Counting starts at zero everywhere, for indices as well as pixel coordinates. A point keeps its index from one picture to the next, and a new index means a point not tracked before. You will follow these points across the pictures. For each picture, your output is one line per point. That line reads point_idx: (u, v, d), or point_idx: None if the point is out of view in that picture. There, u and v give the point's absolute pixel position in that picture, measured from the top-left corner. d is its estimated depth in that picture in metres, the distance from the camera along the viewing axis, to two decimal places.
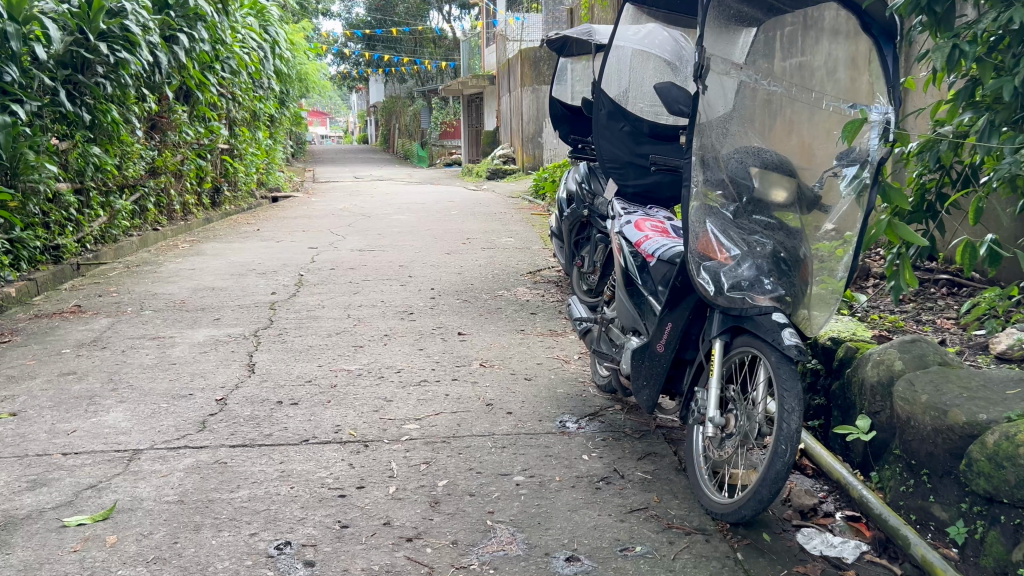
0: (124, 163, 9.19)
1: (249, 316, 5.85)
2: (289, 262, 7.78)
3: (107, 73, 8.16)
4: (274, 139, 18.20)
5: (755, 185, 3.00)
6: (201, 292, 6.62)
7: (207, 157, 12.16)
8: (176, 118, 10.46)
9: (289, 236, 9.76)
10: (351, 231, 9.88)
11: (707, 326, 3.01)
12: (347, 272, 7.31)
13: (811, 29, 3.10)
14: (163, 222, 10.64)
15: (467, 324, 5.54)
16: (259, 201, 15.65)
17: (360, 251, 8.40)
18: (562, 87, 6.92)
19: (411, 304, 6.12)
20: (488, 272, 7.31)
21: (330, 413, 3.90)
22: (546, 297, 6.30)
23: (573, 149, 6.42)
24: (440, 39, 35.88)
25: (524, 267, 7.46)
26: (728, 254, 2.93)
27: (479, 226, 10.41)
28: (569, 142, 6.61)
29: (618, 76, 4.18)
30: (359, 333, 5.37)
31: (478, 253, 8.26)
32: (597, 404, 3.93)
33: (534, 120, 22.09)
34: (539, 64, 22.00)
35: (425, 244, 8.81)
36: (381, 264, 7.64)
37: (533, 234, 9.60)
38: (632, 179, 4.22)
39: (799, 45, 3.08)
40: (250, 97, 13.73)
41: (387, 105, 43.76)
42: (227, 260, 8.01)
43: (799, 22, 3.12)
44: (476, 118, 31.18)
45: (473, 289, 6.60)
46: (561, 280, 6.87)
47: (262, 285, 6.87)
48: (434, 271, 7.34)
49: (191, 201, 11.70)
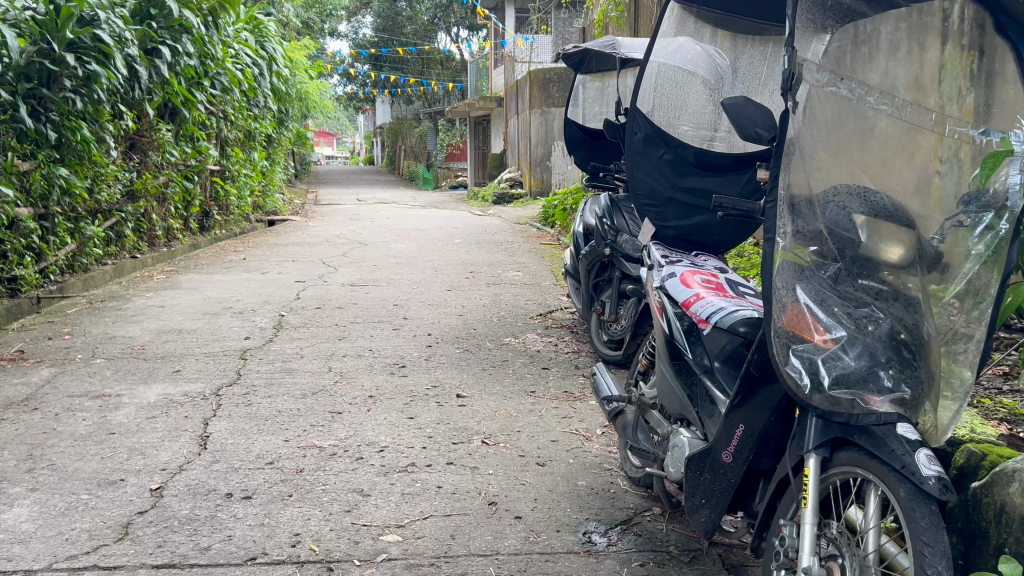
0: (97, 186, 8.45)
1: (214, 369, 5.03)
2: (271, 299, 6.98)
3: (77, 87, 7.48)
4: (271, 160, 17.50)
5: (862, 239, 2.18)
6: (165, 337, 5.81)
7: (194, 178, 11.41)
8: (158, 137, 9.74)
9: (277, 266, 8.97)
10: (345, 262, 9.08)
11: (795, 432, 2.19)
12: (334, 313, 6.49)
13: (861, 47, 2.25)
14: (143, 249, 9.88)
15: (468, 383, 4.70)
16: (252, 225, 14.88)
17: (352, 287, 7.59)
18: (578, 106, 6.16)
19: (403, 355, 5.30)
20: (493, 313, 6.50)
21: (289, 515, 3.06)
22: (559, 347, 5.47)
23: (589, 176, 5.71)
24: (448, 61, 35.41)
25: (533, 309, 6.65)
26: (828, 336, 2.11)
27: (483, 257, 9.60)
28: (587, 170, 5.79)
29: (657, 96, 3.39)
30: (340, 393, 4.54)
31: (482, 290, 7.45)
32: (630, 507, 3.09)
33: (543, 144, 21.38)
34: (548, 87, 21.33)
35: (424, 279, 8.01)
36: (373, 303, 6.82)
37: (543, 268, 8.80)
38: (675, 218, 3.41)
39: (850, 65, 2.25)
40: (243, 116, 13.02)
41: (393, 126, 43.21)
42: (203, 296, 7.20)
43: (848, 36, 2.25)
44: (483, 140, 30.55)
45: (476, 336, 5.76)
46: (572, 326, 6.05)
47: (237, 327, 6.06)
48: (432, 312, 6.52)
49: (175, 226, 10.94)
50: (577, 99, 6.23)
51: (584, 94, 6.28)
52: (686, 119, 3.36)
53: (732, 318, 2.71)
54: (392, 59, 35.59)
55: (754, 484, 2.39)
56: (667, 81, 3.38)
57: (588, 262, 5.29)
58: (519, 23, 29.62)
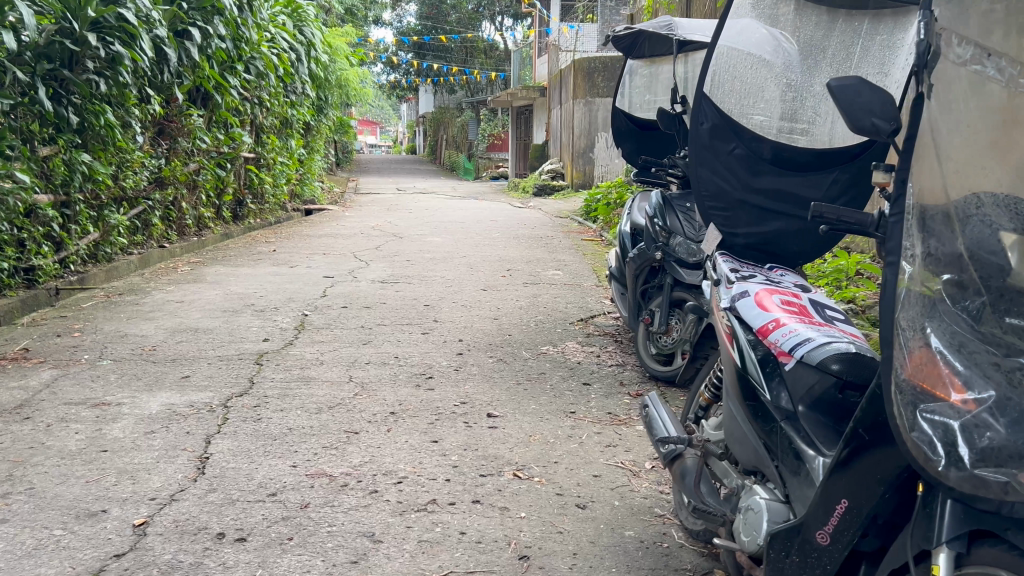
0: (122, 173, 8.15)
1: (226, 375, 4.62)
2: (296, 296, 6.57)
3: (101, 69, 7.20)
4: (309, 148, 17.18)
5: (1011, 261, 1.65)
6: (179, 337, 5.42)
7: (227, 166, 11.10)
8: (187, 122, 9.43)
9: (307, 259, 8.59)
10: (377, 256, 8.67)
11: (917, 517, 1.68)
12: (360, 312, 6.07)
13: (980, 20, 1.66)
14: (172, 238, 9.59)
15: (500, 400, 4.22)
16: (288, 215, 14.58)
17: (382, 284, 7.17)
18: (624, 96, 5.73)
19: (431, 364, 4.84)
20: (530, 317, 6.01)
21: (286, 565, 2.62)
22: (601, 359, 4.97)
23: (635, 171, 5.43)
24: (491, 50, 34.91)
25: (574, 312, 6.16)
26: (969, 396, 1.58)
27: (521, 253, 9.11)
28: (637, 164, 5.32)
29: (730, 80, 2.86)
30: (358, 408, 4.10)
31: (519, 291, 6.97)
32: (688, 570, 2.61)
33: (586, 135, 20.85)
34: (593, 75, 20.80)
35: (458, 277, 7.55)
36: (402, 303, 6.38)
37: (584, 267, 8.29)
38: (747, 224, 2.88)
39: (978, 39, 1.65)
40: (278, 102, 12.69)
41: (435, 115, 42.88)
42: (226, 291, 6.83)
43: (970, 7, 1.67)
44: (526, 130, 30.06)
45: (511, 343, 5.29)
46: (612, 334, 5.56)
47: (257, 327, 5.66)
48: (465, 314, 6.05)
49: (207, 215, 10.65)
50: (624, 87, 5.76)
51: (635, 81, 5.76)
52: (763, 106, 2.84)
53: (822, 355, 2.22)
54: (435, 48, 35.25)
55: (857, 570, 1.89)
56: (744, 63, 2.86)
57: (634, 266, 4.77)
58: (564, 11, 29.00)
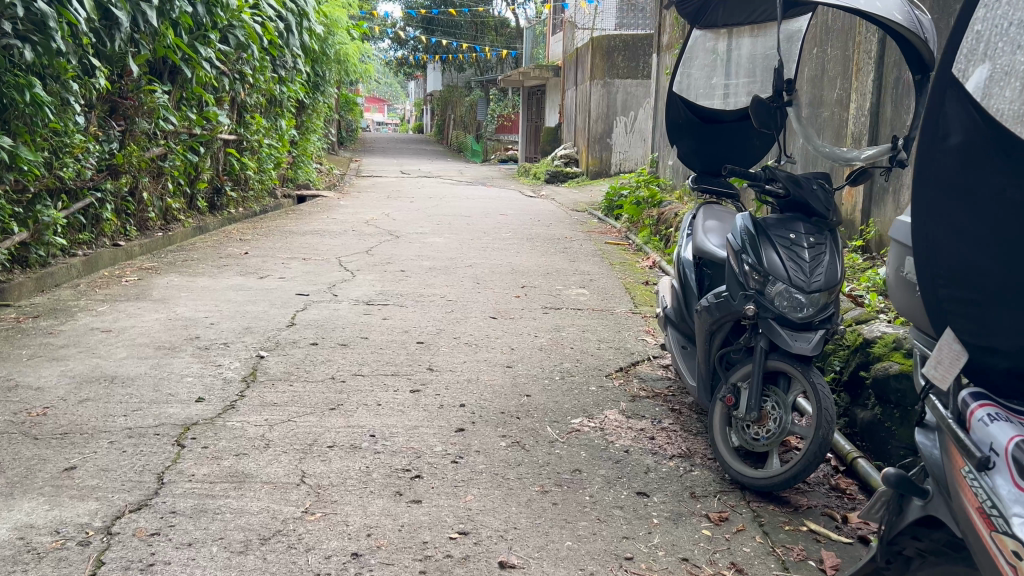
0: (59, 160, 6.73)
1: (127, 469, 3.23)
2: (256, 326, 5.18)
3: (26, 33, 5.82)
4: (305, 128, 15.73)
5: None
6: (86, 393, 4.03)
7: (200, 150, 9.71)
8: (148, 100, 8.03)
9: (281, 267, 7.20)
10: (367, 265, 7.26)
11: None
12: (334, 354, 4.67)
13: None
14: (130, 233, 8.22)
15: (519, 529, 2.83)
16: (277, 203, 13.16)
17: (368, 306, 5.77)
18: (683, 77, 4.68)
19: (421, 449, 3.47)
20: (553, 364, 4.62)
21: None
22: (655, 443, 3.60)
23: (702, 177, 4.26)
24: (504, 27, 33.51)
25: (608, 359, 4.77)
26: None
27: (539, 264, 7.72)
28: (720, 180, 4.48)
29: (1008, 53, 1.64)
30: (305, 544, 2.71)
31: (537, 319, 5.57)
32: None
33: (603, 119, 19.40)
34: (612, 55, 19.34)
35: (461, 297, 6.15)
36: (390, 338, 4.99)
37: (613, 283, 6.90)
38: (1010, 333, 1.69)
39: None
40: (264, 77, 11.28)
41: (443, 95, 41.36)
42: (171, 315, 5.44)
43: None
44: (537, 112, 28.55)
45: (531, 413, 3.90)
46: (655, 397, 4.19)
47: (193, 378, 4.26)
48: (470, 357, 4.67)
49: (175, 207, 9.27)
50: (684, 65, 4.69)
51: (698, 59, 4.69)
52: None
53: None
54: (444, 24, 33.72)
55: None
56: None
57: (708, 320, 3.43)
58: None
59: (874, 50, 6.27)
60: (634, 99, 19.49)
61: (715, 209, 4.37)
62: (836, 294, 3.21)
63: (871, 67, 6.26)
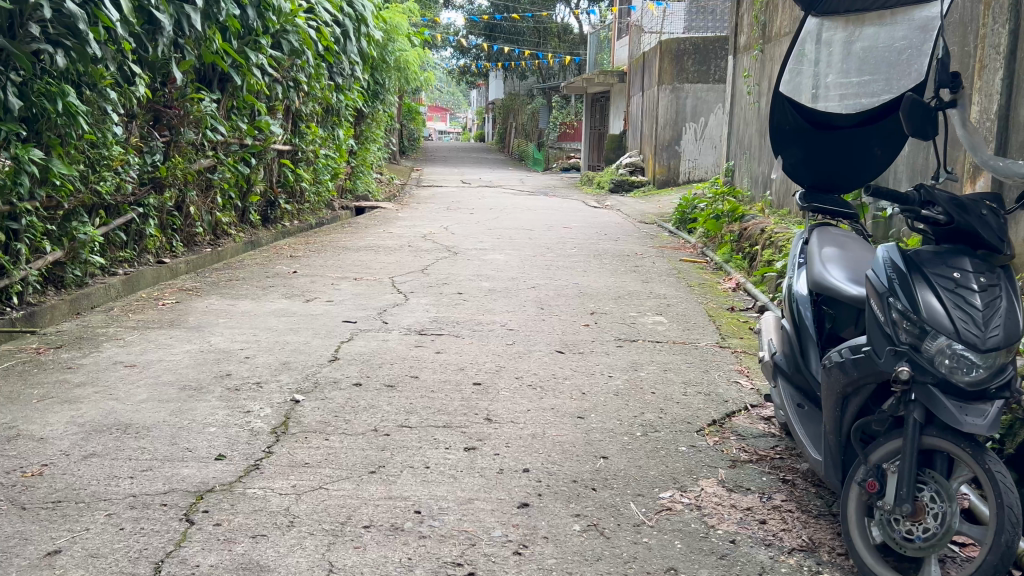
0: (96, 174, 6.31)
1: (119, 555, 2.65)
2: (295, 362, 4.60)
3: (59, 37, 5.38)
4: (363, 138, 15.32)
5: None
6: (93, 446, 3.49)
7: (252, 161, 9.30)
8: (194, 109, 7.64)
9: (330, 288, 6.65)
10: (421, 287, 6.66)
11: None
12: (378, 398, 4.05)
13: None
14: (177, 248, 7.81)
15: None
16: (334, 215, 12.72)
17: (420, 337, 5.15)
18: (794, 73, 3.94)
19: (475, 534, 2.81)
20: (632, 415, 3.91)
21: None
22: (767, 532, 2.88)
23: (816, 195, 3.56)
24: (566, 34, 33.02)
25: (697, 409, 4.04)
26: None
27: (610, 285, 7.01)
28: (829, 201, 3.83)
29: None
30: None
31: (610, 355, 4.87)
32: None
33: (672, 125, 18.54)
34: (682, 59, 18.45)
35: (524, 327, 5.48)
36: (443, 379, 4.34)
37: (694, 309, 6.16)
38: None
39: None
40: (320, 85, 10.84)
41: (505, 103, 40.93)
42: (204, 347, 4.91)
43: None
44: (601, 118, 27.76)
45: (610, 484, 3.21)
46: (759, 463, 3.47)
47: (216, 429, 3.69)
48: (535, 404, 4.00)
49: (225, 221, 8.85)
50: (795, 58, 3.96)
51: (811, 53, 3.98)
52: None
53: None
54: (507, 31, 33.23)
55: None
56: None
57: (841, 380, 2.71)
58: None
59: (1004, 44, 5.37)
60: (705, 104, 18.65)
61: (833, 236, 3.63)
62: (1015, 353, 2.45)
63: (1000, 63, 5.39)
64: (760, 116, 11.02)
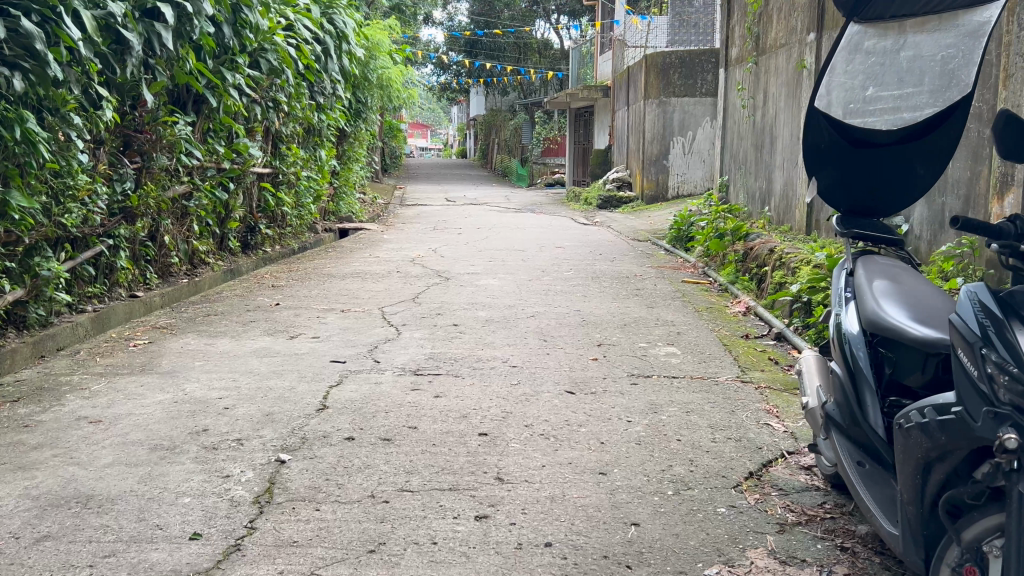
0: (60, 206, 5.85)
1: None
2: (278, 414, 4.14)
3: (15, 58, 4.92)
4: (345, 158, 14.89)
5: None
6: (47, 526, 3.03)
7: (230, 186, 8.85)
8: (167, 133, 7.20)
9: (316, 322, 6.20)
10: (413, 319, 6.22)
11: None
12: (373, 456, 3.61)
13: None
14: (151, 280, 7.35)
15: None
16: (317, 239, 12.25)
17: (417, 379, 4.71)
18: (834, 86, 3.58)
19: None
20: (660, 469, 3.50)
21: None
22: None
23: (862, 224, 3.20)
24: (547, 49, 32.86)
25: (729, 459, 3.64)
26: None
27: (613, 312, 6.60)
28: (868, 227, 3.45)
29: None
30: None
31: (626, 395, 4.45)
32: None
33: (659, 139, 18.23)
34: (668, 72, 18.16)
35: (528, 363, 5.05)
36: (444, 429, 3.91)
37: (706, 338, 5.77)
38: None
39: None
40: (300, 104, 10.42)
41: (487, 119, 40.64)
42: (178, 397, 4.45)
43: None
44: (585, 133, 27.49)
45: (647, 559, 2.79)
46: (809, 526, 3.06)
47: (190, 501, 3.24)
48: (549, 459, 3.57)
49: (202, 249, 8.39)
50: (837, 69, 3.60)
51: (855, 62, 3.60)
52: None
53: None
54: (488, 47, 32.97)
55: None
56: None
57: (923, 444, 2.31)
58: None
59: None
60: (692, 118, 18.36)
61: (880, 266, 3.24)
62: None
63: None
64: (756, 129, 10.70)
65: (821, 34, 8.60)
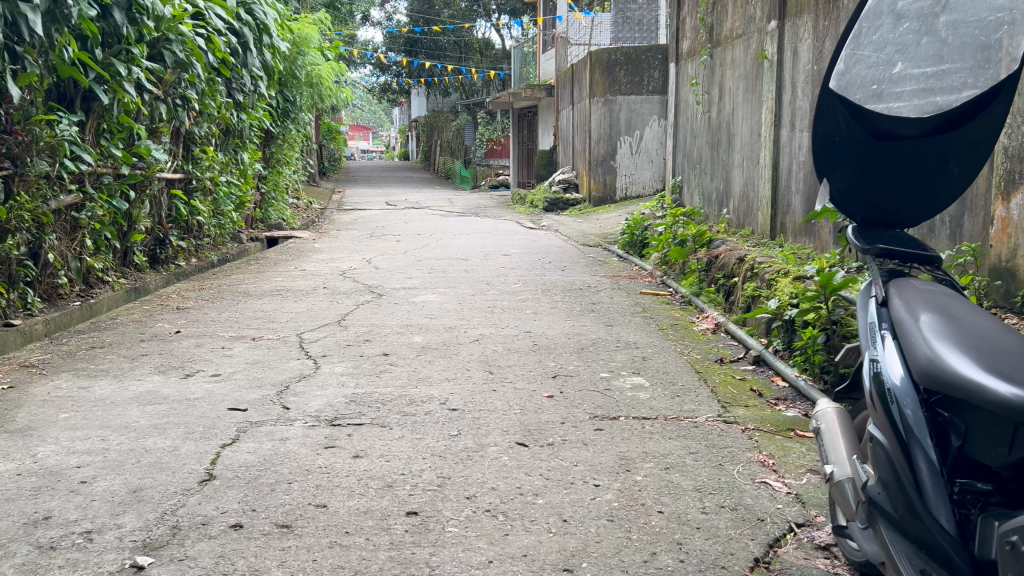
0: None
1: None
2: (149, 491, 3.21)
3: None
4: (273, 162, 13.81)
5: None
6: None
7: (132, 194, 7.81)
8: (45, 134, 6.15)
9: (220, 354, 5.24)
10: (335, 349, 5.31)
11: None
12: (264, 554, 2.72)
13: None
14: (32, 305, 6.29)
15: None
16: (240, 249, 11.20)
17: (332, 432, 3.82)
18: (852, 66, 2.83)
19: None
20: (641, 561, 2.68)
21: None
22: None
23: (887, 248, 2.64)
24: (488, 48, 32.06)
25: (727, 540, 2.84)
26: None
27: (568, 333, 5.79)
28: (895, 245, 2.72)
29: None
30: None
31: (590, 448, 3.63)
32: None
33: (606, 139, 17.56)
34: (613, 69, 17.50)
35: (469, 405, 4.20)
36: (361, 508, 3.03)
37: (676, 363, 5.00)
38: None
39: None
40: (216, 102, 9.39)
41: (428, 121, 39.67)
42: (23, 468, 3.47)
43: None
44: (529, 134, 26.77)
45: None
46: None
47: None
48: (496, 551, 2.73)
49: (99, 266, 7.34)
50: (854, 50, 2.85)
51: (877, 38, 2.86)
52: None
53: None
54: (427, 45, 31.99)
55: None
56: None
57: None
58: None
59: None
60: (640, 116, 17.72)
61: (922, 292, 2.47)
62: None
63: None
64: (711, 125, 10.06)
65: (783, 21, 7.96)
